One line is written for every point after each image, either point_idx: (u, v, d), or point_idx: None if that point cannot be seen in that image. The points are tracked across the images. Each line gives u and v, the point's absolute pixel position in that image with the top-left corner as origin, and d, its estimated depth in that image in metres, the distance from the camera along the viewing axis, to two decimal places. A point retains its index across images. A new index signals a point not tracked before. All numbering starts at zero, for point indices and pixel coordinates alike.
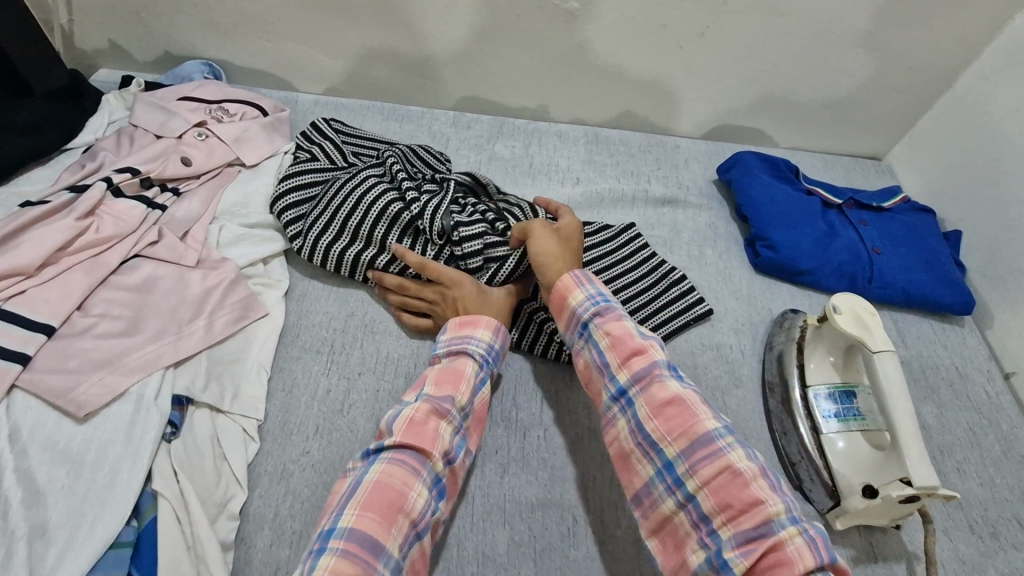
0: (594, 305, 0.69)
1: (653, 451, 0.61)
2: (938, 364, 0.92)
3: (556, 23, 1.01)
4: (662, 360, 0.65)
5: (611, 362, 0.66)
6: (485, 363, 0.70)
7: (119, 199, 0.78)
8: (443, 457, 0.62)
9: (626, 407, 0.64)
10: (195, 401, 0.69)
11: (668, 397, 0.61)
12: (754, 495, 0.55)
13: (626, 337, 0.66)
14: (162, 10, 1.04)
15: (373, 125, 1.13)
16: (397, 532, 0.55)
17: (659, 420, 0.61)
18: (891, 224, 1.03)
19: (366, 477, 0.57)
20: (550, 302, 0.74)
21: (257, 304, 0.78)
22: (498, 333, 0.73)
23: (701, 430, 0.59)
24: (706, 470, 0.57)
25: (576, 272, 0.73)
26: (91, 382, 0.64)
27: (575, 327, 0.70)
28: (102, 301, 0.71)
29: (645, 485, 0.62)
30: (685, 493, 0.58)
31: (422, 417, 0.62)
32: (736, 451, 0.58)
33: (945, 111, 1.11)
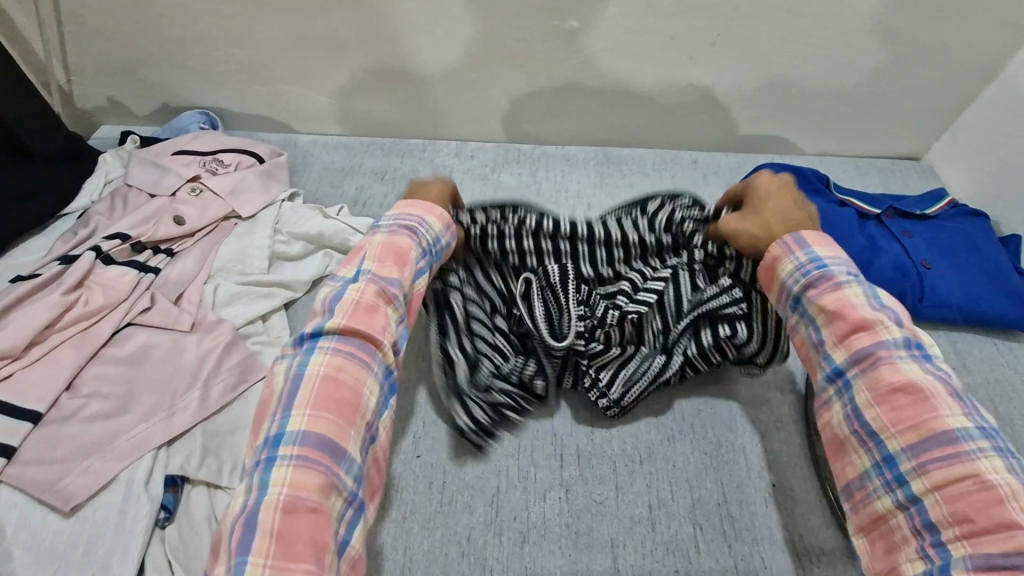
0: (808, 273, 0.61)
1: (872, 443, 0.54)
2: (1008, 390, 0.82)
3: (557, 45, 0.96)
4: (897, 339, 0.54)
5: (826, 340, 0.59)
6: (428, 254, 0.67)
7: (110, 266, 0.76)
8: (392, 348, 0.58)
9: (843, 391, 0.57)
10: (191, 480, 0.65)
11: (897, 384, 0.53)
12: (1009, 516, 0.46)
13: (847, 309, 0.57)
14: (156, 63, 1.03)
15: (375, 161, 1.09)
16: (356, 434, 0.52)
17: (883, 409, 0.53)
18: (939, 233, 0.94)
19: (309, 371, 0.53)
20: (760, 270, 0.67)
21: (256, 364, 0.73)
22: (447, 227, 0.70)
23: (940, 428, 0.51)
24: (941, 474, 0.50)
25: (790, 237, 0.64)
26: (82, 469, 0.61)
27: (788, 300, 0.64)
28: (93, 378, 0.68)
29: (856, 477, 0.56)
30: (908, 494, 0.51)
31: (369, 301, 0.57)
32: (990, 460, 0.48)
33: (990, 104, 1.01)
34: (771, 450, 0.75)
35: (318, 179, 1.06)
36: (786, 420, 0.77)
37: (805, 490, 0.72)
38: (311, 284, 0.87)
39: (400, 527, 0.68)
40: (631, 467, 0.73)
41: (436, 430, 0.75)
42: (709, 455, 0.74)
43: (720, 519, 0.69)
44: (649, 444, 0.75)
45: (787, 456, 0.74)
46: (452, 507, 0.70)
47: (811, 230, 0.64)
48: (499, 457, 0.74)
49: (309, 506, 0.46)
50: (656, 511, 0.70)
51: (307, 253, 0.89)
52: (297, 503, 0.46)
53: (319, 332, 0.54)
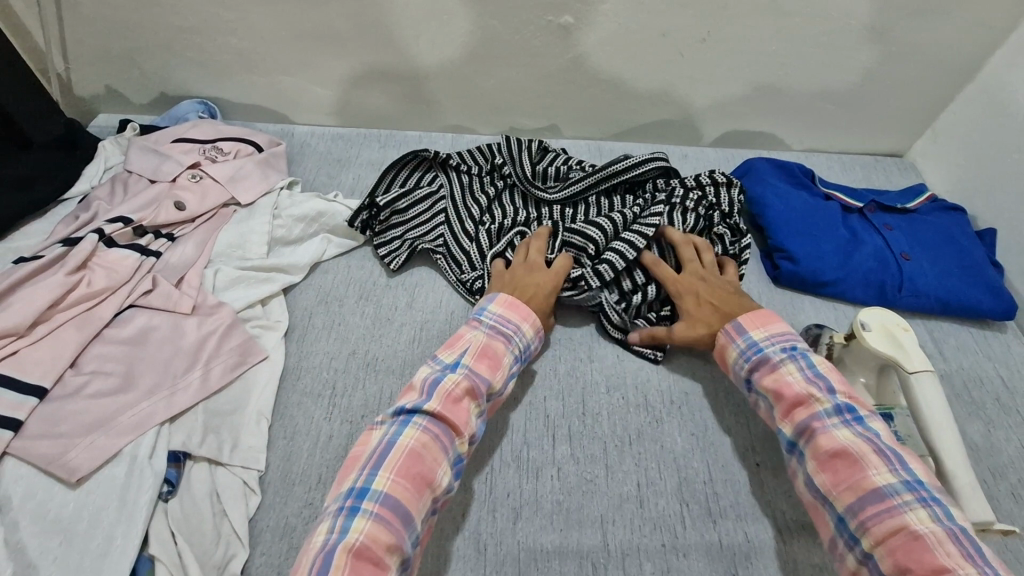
0: (750, 358, 0.71)
1: (825, 505, 0.60)
2: (982, 376, 0.86)
3: (552, 40, 0.98)
4: (827, 408, 0.63)
5: (776, 416, 0.67)
6: (518, 359, 0.71)
7: (112, 249, 0.77)
8: (469, 439, 0.63)
9: (800, 461, 0.64)
10: (193, 456, 0.66)
11: (833, 450, 0.60)
12: (939, 563, 0.50)
13: (785, 387, 0.66)
14: (155, 52, 1.04)
15: (371, 152, 1.11)
16: (423, 506, 0.56)
17: (826, 474, 0.60)
18: (918, 226, 0.97)
19: (400, 441, 0.58)
20: (713, 355, 0.77)
21: (255, 348, 0.75)
22: (537, 335, 0.74)
23: (871, 487, 0.57)
24: (878, 529, 0.54)
25: (730, 325, 0.74)
26: (87, 444, 0.62)
27: (742, 380, 0.72)
28: (96, 357, 0.69)
29: (828, 540, 0.60)
30: (861, 551, 0.55)
31: (460, 393, 0.63)
32: (916, 512, 0.54)
33: (970, 103, 1.05)
34: (755, 432, 0.78)
35: (316, 169, 1.07)
36: None
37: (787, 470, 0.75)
38: (309, 270, 0.88)
39: None
40: (621, 447, 0.76)
41: None
42: (696, 436, 0.77)
43: (706, 497, 0.72)
44: (639, 426, 0.78)
45: (769, 438, 0.77)
46: None
47: (750, 313, 0.74)
48: (493, 437, 0.76)
49: (374, 559, 0.50)
50: (644, 489, 0.72)
51: (306, 236, 0.91)
52: (367, 552, 0.50)
53: (418, 404, 0.61)
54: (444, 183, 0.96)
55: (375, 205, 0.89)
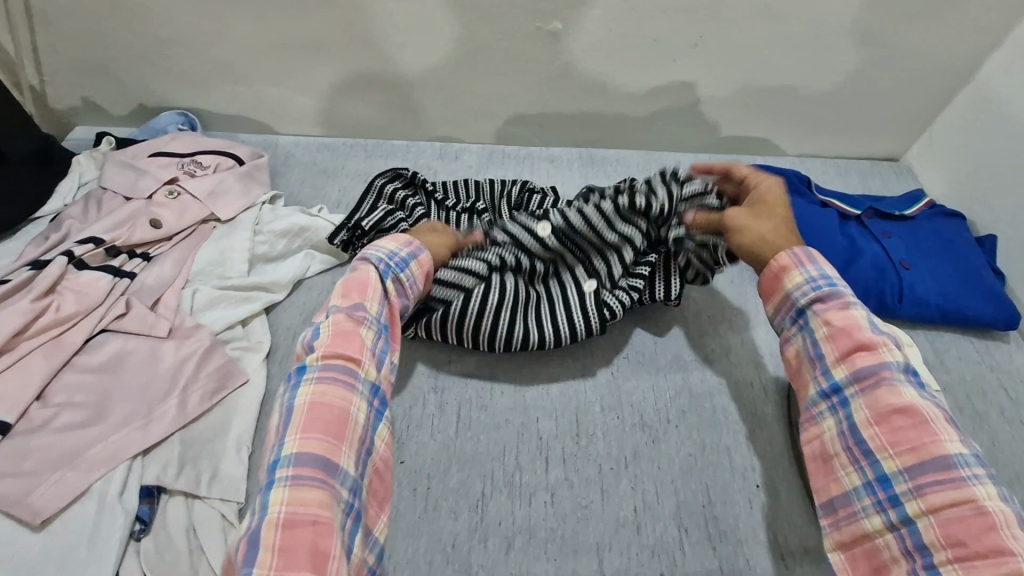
0: (813, 288, 0.63)
1: (865, 461, 0.56)
2: (986, 387, 0.83)
3: (539, 46, 0.95)
4: (898, 362, 0.57)
5: (827, 354, 0.60)
6: (391, 268, 0.68)
7: (83, 272, 0.74)
8: (372, 364, 0.61)
9: (837, 407, 0.59)
10: (168, 490, 0.63)
11: (899, 406, 0.55)
12: (1001, 542, 0.47)
13: (853, 328, 0.59)
14: (132, 63, 1.00)
15: (357, 162, 1.08)
16: (348, 449, 0.55)
17: (882, 428, 0.55)
18: (917, 233, 0.95)
19: (296, 402, 0.55)
20: (761, 278, 0.68)
21: (236, 371, 0.72)
22: (405, 244, 0.71)
23: (938, 452, 0.52)
24: (936, 497, 0.51)
25: (799, 248, 0.65)
26: (54, 481, 0.59)
27: (786, 311, 0.65)
28: (66, 387, 0.66)
29: (841, 494, 0.57)
30: (901, 515, 0.53)
31: (344, 327, 0.60)
32: (984, 487, 0.50)
33: (967, 106, 1.03)
34: (755, 450, 0.75)
35: (300, 181, 1.04)
36: (769, 420, 0.78)
37: (788, 490, 0.72)
38: (293, 287, 0.85)
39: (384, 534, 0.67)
40: (616, 470, 0.73)
41: (421, 435, 0.75)
42: (694, 456, 0.75)
43: (705, 521, 0.70)
44: (635, 447, 0.75)
45: (770, 456, 0.75)
46: (435, 512, 0.69)
47: (809, 249, 0.66)
48: (484, 461, 0.73)
49: (310, 519, 0.48)
50: (641, 514, 0.70)
51: (290, 252, 0.88)
52: (296, 518, 0.48)
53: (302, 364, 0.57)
54: (423, 211, 0.93)
55: (357, 228, 0.87)
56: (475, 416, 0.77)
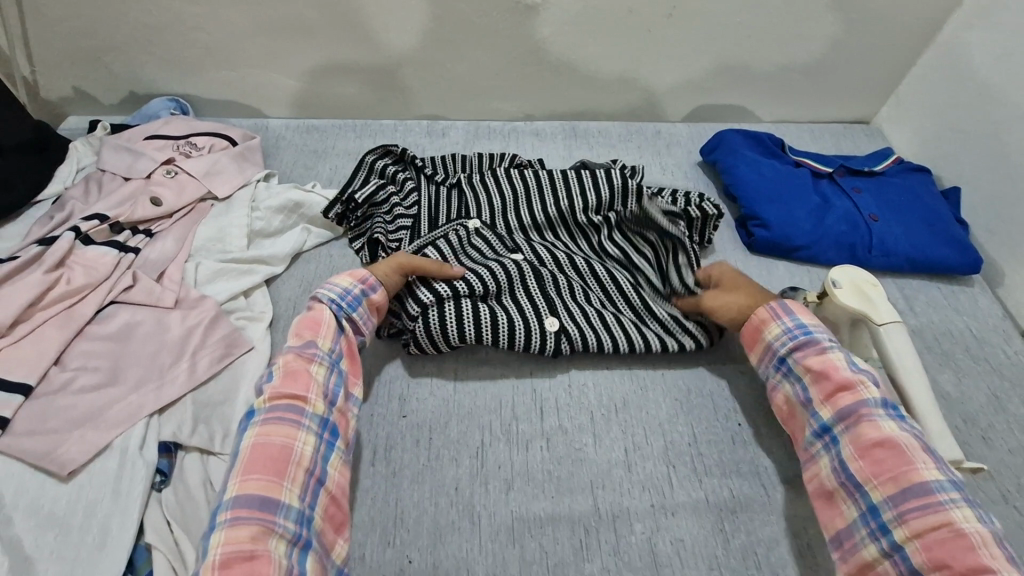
0: (796, 337, 0.71)
1: (856, 492, 0.62)
2: (951, 328, 0.89)
3: (520, 20, 0.99)
4: (875, 399, 0.64)
5: (814, 397, 0.67)
6: (339, 307, 0.72)
7: (89, 247, 0.77)
8: (323, 400, 0.66)
9: (830, 446, 0.65)
10: (184, 446, 0.67)
11: (878, 440, 0.62)
12: (980, 561, 0.54)
13: (832, 370, 0.66)
14: (122, 50, 1.03)
15: (347, 142, 1.11)
16: (291, 483, 0.59)
17: (865, 462, 0.61)
18: (886, 189, 1.00)
19: (244, 443, 0.61)
20: (743, 330, 0.76)
21: (241, 339, 0.75)
22: (360, 280, 0.75)
23: (916, 480, 0.59)
24: (918, 522, 0.57)
25: (776, 303, 0.74)
26: (75, 439, 0.63)
27: (772, 359, 0.73)
28: (81, 354, 0.69)
29: (845, 527, 0.62)
30: (892, 542, 0.58)
31: (296, 366, 0.66)
32: (961, 509, 0.56)
33: (930, 67, 1.08)
34: (736, 393, 0.80)
35: (292, 162, 1.07)
36: (748, 366, 0.83)
37: (768, 427, 0.77)
38: (290, 261, 0.89)
39: (391, 483, 0.71)
40: (607, 416, 0.77)
41: (421, 392, 0.79)
42: (680, 401, 0.79)
43: (692, 459, 0.74)
44: (624, 395, 0.79)
45: (750, 398, 0.80)
46: (438, 460, 0.73)
47: (787, 300, 0.75)
48: (482, 413, 0.77)
49: (245, 554, 0.54)
50: (632, 454, 0.74)
51: (286, 228, 0.91)
52: (234, 556, 0.54)
53: (250, 408, 0.64)
54: (414, 186, 0.96)
55: (351, 201, 0.91)
56: (472, 373, 0.81)
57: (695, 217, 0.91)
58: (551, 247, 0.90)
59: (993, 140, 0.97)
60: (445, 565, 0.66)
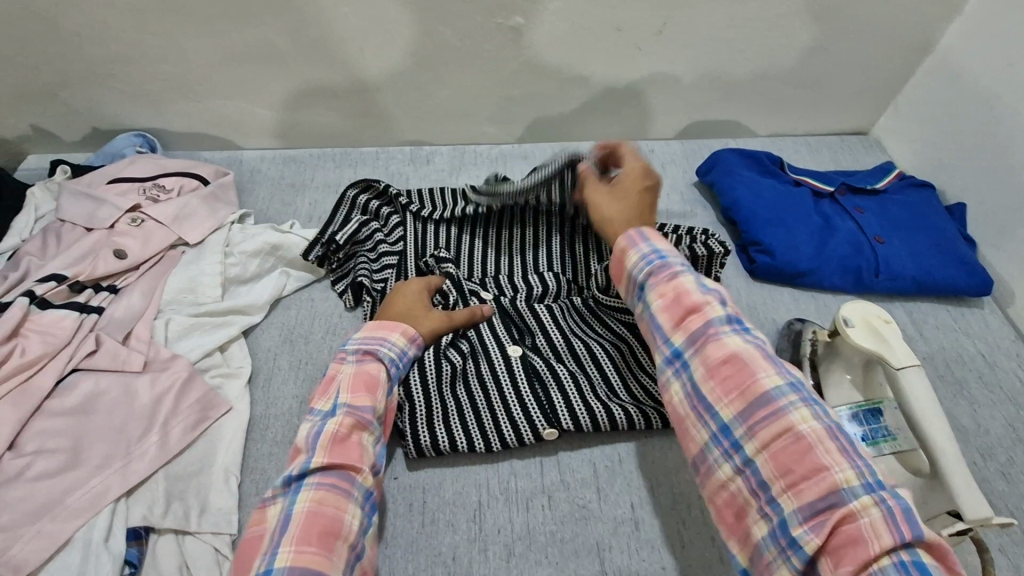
0: (652, 263, 0.62)
1: (708, 413, 0.55)
2: (963, 354, 0.85)
3: (503, 42, 0.94)
4: (720, 317, 0.57)
5: (665, 325, 0.59)
6: (395, 367, 0.67)
7: (46, 311, 0.71)
8: (370, 470, 0.59)
9: (681, 371, 0.58)
10: (156, 529, 0.61)
11: (723, 357, 0.54)
12: (818, 462, 0.48)
13: (682, 295, 0.59)
14: (82, 86, 0.97)
15: (326, 173, 1.06)
16: (339, 559, 0.52)
17: (715, 381, 0.54)
18: (889, 207, 0.96)
19: (295, 510, 0.53)
20: (611, 270, 0.67)
21: (217, 400, 0.70)
22: (413, 341, 0.70)
23: (759, 390, 0.52)
24: (764, 433, 0.51)
25: (634, 230, 0.65)
26: (33, 533, 0.57)
27: (633, 291, 0.64)
28: (38, 434, 0.63)
29: (699, 452, 0.56)
30: (743, 458, 0.52)
31: (345, 433, 0.59)
32: (800, 412, 0.50)
33: (928, 77, 1.05)
34: None
35: (268, 197, 1.01)
36: None
37: None
38: (270, 307, 0.83)
39: (384, 554, 0.66)
40: (612, 468, 0.73)
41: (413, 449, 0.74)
42: (686, 448, 0.75)
43: (702, 511, 0.70)
44: (628, 443, 0.75)
45: None
46: (433, 527, 0.68)
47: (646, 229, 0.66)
48: (478, 470, 0.72)
49: None
50: (639, 510, 0.70)
51: (263, 272, 0.86)
52: None
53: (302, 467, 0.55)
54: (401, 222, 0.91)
55: (331, 242, 0.86)
56: None
57: (701, 255, 0.84)
58: (558, 325, 0.82)
59: (998, 152, 0.94)
60: None
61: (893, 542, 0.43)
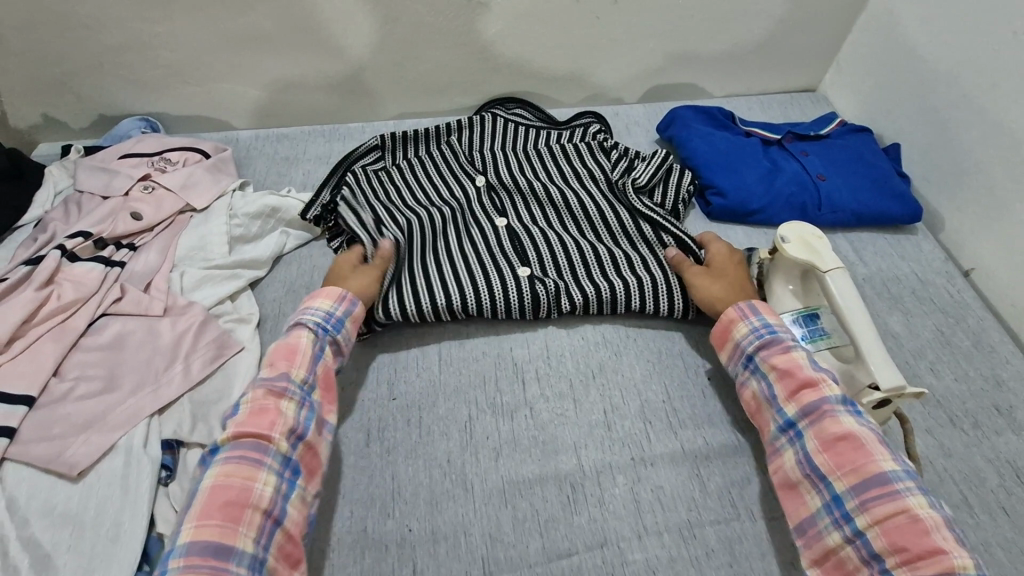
0: (760, 336, 0.74)
1: (821, 483, 0.65)
2: (898, 275, 0.95)
3: (473, 17, 1.03)
4: (836, 396, 0.68)
5: (780, 395, 0.70)
6: (321, 331, 0.74)
7: (75, 263, 0.80)
8: (289, 436, 0.66)
9: (794, 440, 0.68)
10: (185, 443, 0.70)
11: (840, 434, 0.65)
12: (934, 544, 0.57)
13: (795, 368, 0.70)
14: (89, 74, 1.05)
15: (317, 148, 1.15)
16: (246, 527, 0.59)
17: (828, 455, 0.65)
18: (831, 150, 1.06)
19: (204, 485, 0.61)
20: (714, 332, 0.79)
21: (231, 340, 0.79)
22: (339, 300, 0.77)
23: (875, 471, 0.62)
24: (879, 510, 0.60)
25: (744, 303, 0.77)
26: (80, 443, 0.66)
27: (739, 359, 0.76)
28: (77, 364, 0.72)
29: (809, 516, 0.65)
30: (854, 529, 0.61)
31: (260, 404, 0.66)
32: (916, 497, 0.60)
33: (864, 33, 1.15)
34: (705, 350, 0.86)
35: (265, 170, 1.10)
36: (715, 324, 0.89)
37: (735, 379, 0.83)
38: (273, 264, 0.92)
39: (386, 460, 0.75)
40: (586, 382, 0.82)
41: (408, 375, 0.83)
42: (653, 362, 0.85)
43: (666, 413, 0.80)
44: (600, 360, 0.85)
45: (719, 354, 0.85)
46: (429, 437, 0.77)
47: (753, 300, 0.79)
48: (468, 389, 0.82)
49: None
50: (610, 415, 0.79)
51: (265, 233, 0.94)
52: None
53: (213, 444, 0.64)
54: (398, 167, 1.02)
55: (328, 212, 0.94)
56: (455, 352, 0.85)
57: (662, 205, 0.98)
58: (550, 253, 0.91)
59: (926, 95, 1.03)
60: (443, 530, 0.70)
61: None
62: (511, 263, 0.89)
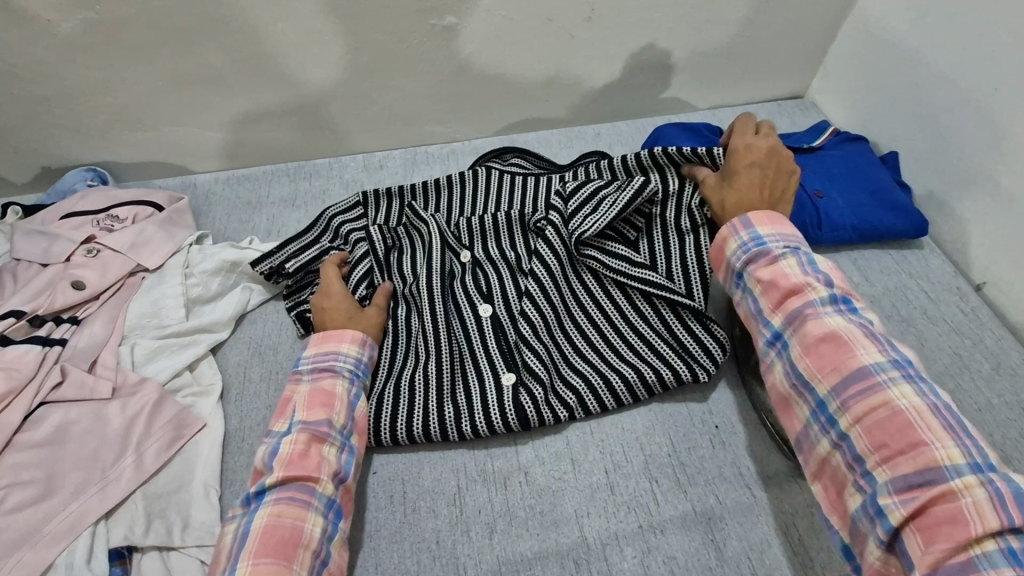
0: (749, 250, 0.67)
1: (807, 390, 0.59)
2: (907, 294, 0.89)
3: (438, 43, 0.96)
4: (823, 296, 0.61)
5: (764, 307, 0.64)
6: (354, 379, 0.71)
7: (7, 347, 0.72)
8: (333, 478, 0.63)
9: (782, 352, 0.62)
10: (138, 547, 0.63)
11: (822, 334, 0.59)
12: (916, 437, 0.51)
13: (780, 278, 0.63)
14: (24, 125, 0.97)
15: (280, 189, 1.07)
16: (300, 565, 0.56)
17: (810, 358, 0.59)
18: (826, 162, 1.01)
19: (253, 526, 0.58)
20: (710, 252, 0.74)
21: (191, 418, 0.71)
22: (363, 345, 0.74)
23: (857, 366, 0.56)
24: (859, 407, 0.55)
25: (737, 219, 0.70)
26: (15, 562, 0.59)
27: (732, 277, 0.70)
28: (11, 468, 0.64)
29: (800, 429, 0.60)
30: (839, 432, 0.56)
31: (300, 448, 0.62)
32: (900, 387, 0.54)
33: (851, 36, 1.09)
34: (711, 393, 0.79)
35: (225, 217, 1.02)
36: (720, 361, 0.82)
37: (744, 425, 0.76)
38: (236, 323, 0.84)
39: (367, 545, 0.68)
40: (585, 439, 0.75)
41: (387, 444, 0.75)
42: (654, 411, 0.77)
43: (673, 469, 0.73)
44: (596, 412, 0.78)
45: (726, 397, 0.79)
46: (415, 514, 0.70)
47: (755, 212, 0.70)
48: (455, 455, 0.74)
49: None
50: (613, 475, 0.72)
51: (226, 289, 0.86)
52: None
53: (261, 485, 0.60)
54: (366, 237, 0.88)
55: (281, 271, 0.84)
56: None
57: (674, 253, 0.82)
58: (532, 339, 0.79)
59: (923, 99, 0.98)
60: None
61: (998, 522, 0.46)
62: (495, 368, 0.76)
